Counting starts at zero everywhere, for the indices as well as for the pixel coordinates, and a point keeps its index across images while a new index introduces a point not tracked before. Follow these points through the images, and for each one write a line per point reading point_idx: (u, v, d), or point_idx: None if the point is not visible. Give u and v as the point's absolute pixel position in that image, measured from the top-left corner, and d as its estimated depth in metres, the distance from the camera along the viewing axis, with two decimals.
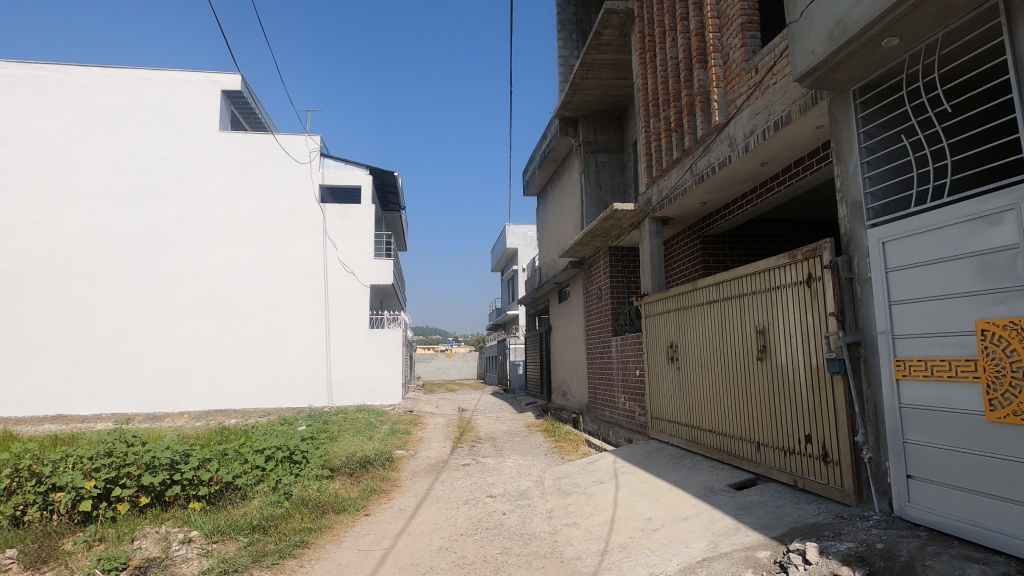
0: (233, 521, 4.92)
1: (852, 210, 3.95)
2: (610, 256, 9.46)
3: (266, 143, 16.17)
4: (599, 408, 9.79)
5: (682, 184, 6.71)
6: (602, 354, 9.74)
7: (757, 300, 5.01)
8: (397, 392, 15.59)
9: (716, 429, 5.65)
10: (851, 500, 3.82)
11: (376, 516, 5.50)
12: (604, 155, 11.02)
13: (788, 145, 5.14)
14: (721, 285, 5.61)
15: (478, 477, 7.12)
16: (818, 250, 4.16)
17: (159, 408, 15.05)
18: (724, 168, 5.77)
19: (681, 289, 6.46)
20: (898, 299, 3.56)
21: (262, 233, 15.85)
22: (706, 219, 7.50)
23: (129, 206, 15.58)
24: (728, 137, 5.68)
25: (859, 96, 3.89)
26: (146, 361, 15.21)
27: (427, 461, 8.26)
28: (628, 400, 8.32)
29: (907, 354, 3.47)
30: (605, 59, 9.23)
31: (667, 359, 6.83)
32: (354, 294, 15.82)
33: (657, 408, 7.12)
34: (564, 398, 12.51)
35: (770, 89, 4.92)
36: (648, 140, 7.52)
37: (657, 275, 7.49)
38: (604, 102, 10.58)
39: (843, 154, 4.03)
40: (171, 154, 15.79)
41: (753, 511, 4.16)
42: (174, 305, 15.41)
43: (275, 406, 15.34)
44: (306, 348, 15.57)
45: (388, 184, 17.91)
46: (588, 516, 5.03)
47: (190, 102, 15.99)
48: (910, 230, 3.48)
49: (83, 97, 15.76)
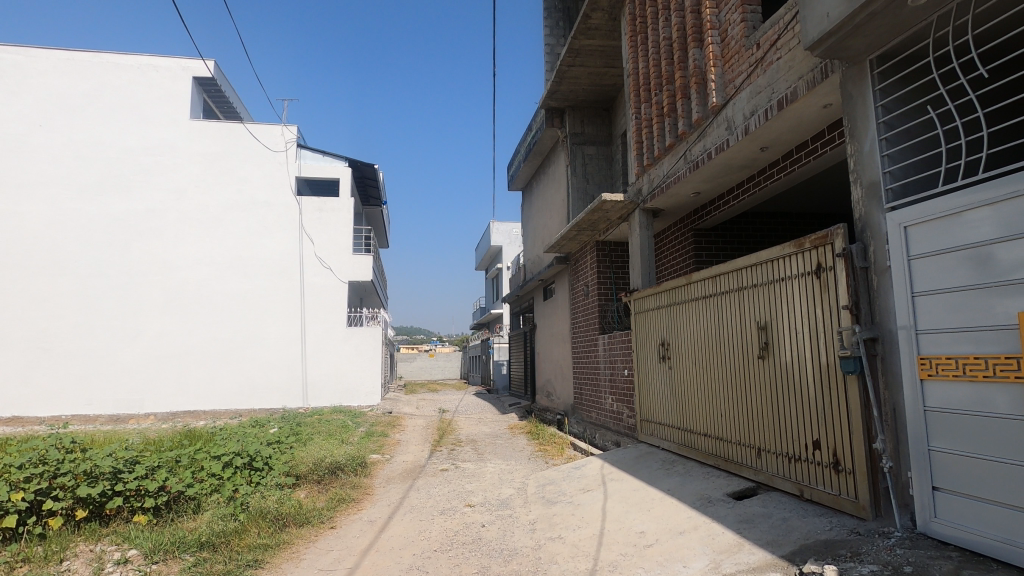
0: (178, 536, 4.40)
1: (868, 191, 3.58)
2: (597, 251, 9.07)
3: (239, 132, 15.47)
4: (585, 410, 9.40)
5: (675, 171, 6.31)
6: (588, 353, 9.35)
7: (758, 295, 4.62)
8: (376, 392, 15.03)
9: (711, 433, 5.26)
10: (866, 514, 3.44)
11: (343, 529, 5.02)
12: (591, 147, 10.63)
13: (792, 127, 4.76)
14: (718, 278, 5.23)
15: (456, 483, 6.65)
16: (829, 236, 3.77)
17: (124, 409, 14.32)
18: (721, 154, 5.39)
19: (674, 283, 6.06)
20: (921, 291, 3.19)
21: (235, 226, 15.20)
22: (698, 211, 7.14)
23: (93, 197, 14.81)
24: (725, 119, 5.29)
25: (876, 66, 3.53)
26: (111, 359, 14.49)
27: (403, 466, 7.76)
28: (615, 401, 7.94)
29: (933, 351, 3.10)
30: (593, 46, 8.84)
31: (659, 357, 6.44)
32: (331, 290, 15.23)
33: (646, 409, 6.74)
34: (548, 398, 12.09)
35: (774, 66, 4.54)
36: (639, 128, 7.13)
37: (647, 270, 7.11)
38: (592, 92, 10.20)
39: (857, 133, 3.66)
40: (139, 142, 15.06)
41: (756, 526, 3.75)
42: (140, 302, 14.69)
43: (247, 407, 14.69)
44: (281, 347, 14.96)
45: (368, 177, 17.30)
46: (575, 529, 4.60)
47: (159, 88, 15.26)
48: (937, 212, 3.11)
49: (44, 81, 14.95)
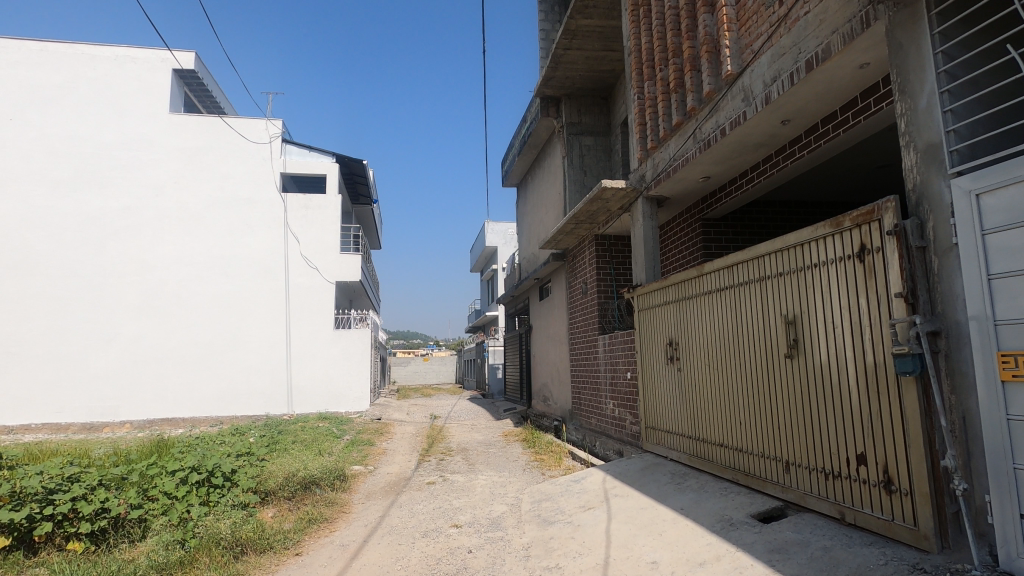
0: (109, 568, 3.76)
1: (925, 155, 2.98)
2: (596, 245, 8.48)
3: (221, 127, 14.85)
4: (584, 416, 8.80)
5: (683, 153, 5.71)
6: (587, 354, 8.74)
7: (783, 285, 4.02)
8: (364, 398, 14.36)
9: (727, 443, 4.66)
10: (930, 546, 2.83)
11: (310, 556, 4.38)
12: (588, 137, 10.06)
13: (821, 94, 4.18)
14: (736, 268, 4.62)
15: (442, 499, 6.01)
16: (877, 211, 3.17)
17: (97, 417, 13.63)
18: (736, 129, 4.80)
19: (683, 276, 5.46)
20: (999, 272, 2.57)
21: (217, 225, 14.56)
22: (707, 199, 6.56)
23: (67, 194, 14.14)
24: (742, 89, 4.69)
25: (934, 6, 2.94)
26: (84, 364, 13.80)
27: (386, 479, 7.12)
28: (617, 406, 7.35)
29: (1018, 347, 2.48)
30: (591, 26, 8.27)
31: (666, 358, 5.82)
32: (318, 291, 14.59)
33: (652, 416, 6.13)
34: (545, 403, 11.49)
35: (801, 21, 3.96)
36: (642, 108, 6.56)
37: (651, 264, 6.53)
38: (590, 78, 9.62)
39: (909, 88, 3.07)
40: (115, 137, 14.42)
41: (792, 557, 3.13)
42: (116, 304, 14.03)
43: (228, 414, 14.01)
44: (266, 350, 14.31)
45: (357, 174, 16.66)
46: (575, 557, 3.98)
47: (137, 80, 14.61)
48: (1021, 173, 2.50)
49: (15, 73, 14.30)
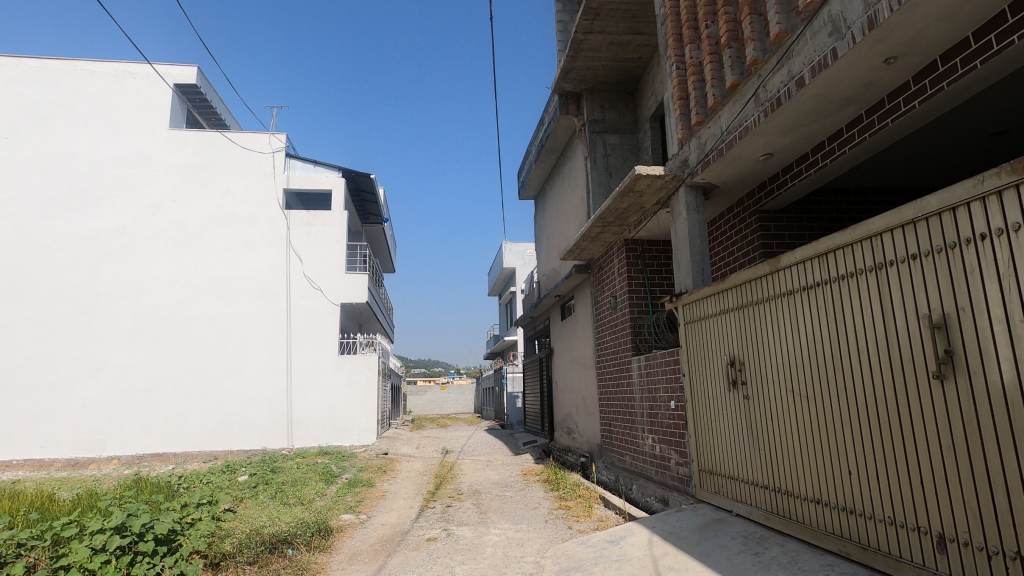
0: None
1: None
2: (626, 251, 7.28)
3: (222, 144, 14.16)
4: (616, 453, 7.48)
5: (740, 122, 4.52)
6: (617, 379, 7.45)
7: (917, 273, 2.74)
8: (370, 431, 13.16)
9: (831, 501, 3.33)
10: None
11: None
12: (613, 135, 8.96)
13: (952, 7, 3.00)
14: (832, 255, 3.36)
15: (441, 565, 4.73)
16: None
17: (83, 452, 12.69)
18: (819, 75, 3.62)
19: (748, 276, 4.22)
20: None
21: (216, 245, 13.76)
22: (766, 186, 5.33)
23: (60, 214, 13.51)
24: (828, 19, 3.54)
25: None
26: (72, 394, 12.92)
27: (378, 532, 5.88)
28: (657, 443, 6.04)
29: None
30: (615, 3, 7.23)
31: (726, 383, 4.53)
32: (322, 315, 13.59)
33: (710, 458, 4.81)
34: (569, 436, 10.16)
35: None
36: (681, 79, 5.41)
37: (698, 268, 5.31)
38: (614, 69, 8.58)
39: None
40: (113, 155, 13.83)
41: None
42: (107, 331, 13.20)
43: (222, 448, 12.95)
44: (265, 379, 13.29)
45: (365, 189, 15.80)
46: None
47: (136, 96, 14.10)
48: None
49: (14, 91, 13.87)
